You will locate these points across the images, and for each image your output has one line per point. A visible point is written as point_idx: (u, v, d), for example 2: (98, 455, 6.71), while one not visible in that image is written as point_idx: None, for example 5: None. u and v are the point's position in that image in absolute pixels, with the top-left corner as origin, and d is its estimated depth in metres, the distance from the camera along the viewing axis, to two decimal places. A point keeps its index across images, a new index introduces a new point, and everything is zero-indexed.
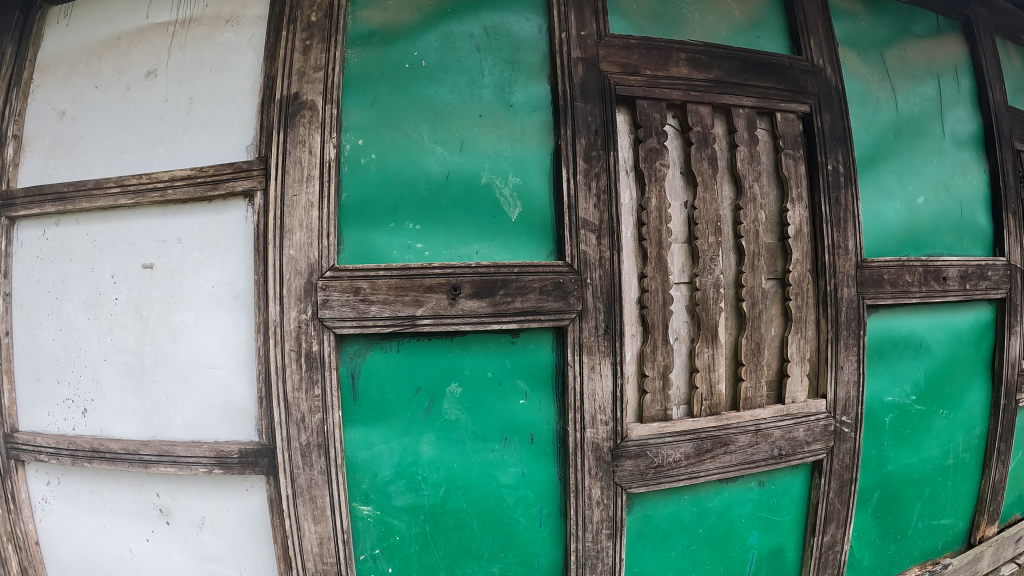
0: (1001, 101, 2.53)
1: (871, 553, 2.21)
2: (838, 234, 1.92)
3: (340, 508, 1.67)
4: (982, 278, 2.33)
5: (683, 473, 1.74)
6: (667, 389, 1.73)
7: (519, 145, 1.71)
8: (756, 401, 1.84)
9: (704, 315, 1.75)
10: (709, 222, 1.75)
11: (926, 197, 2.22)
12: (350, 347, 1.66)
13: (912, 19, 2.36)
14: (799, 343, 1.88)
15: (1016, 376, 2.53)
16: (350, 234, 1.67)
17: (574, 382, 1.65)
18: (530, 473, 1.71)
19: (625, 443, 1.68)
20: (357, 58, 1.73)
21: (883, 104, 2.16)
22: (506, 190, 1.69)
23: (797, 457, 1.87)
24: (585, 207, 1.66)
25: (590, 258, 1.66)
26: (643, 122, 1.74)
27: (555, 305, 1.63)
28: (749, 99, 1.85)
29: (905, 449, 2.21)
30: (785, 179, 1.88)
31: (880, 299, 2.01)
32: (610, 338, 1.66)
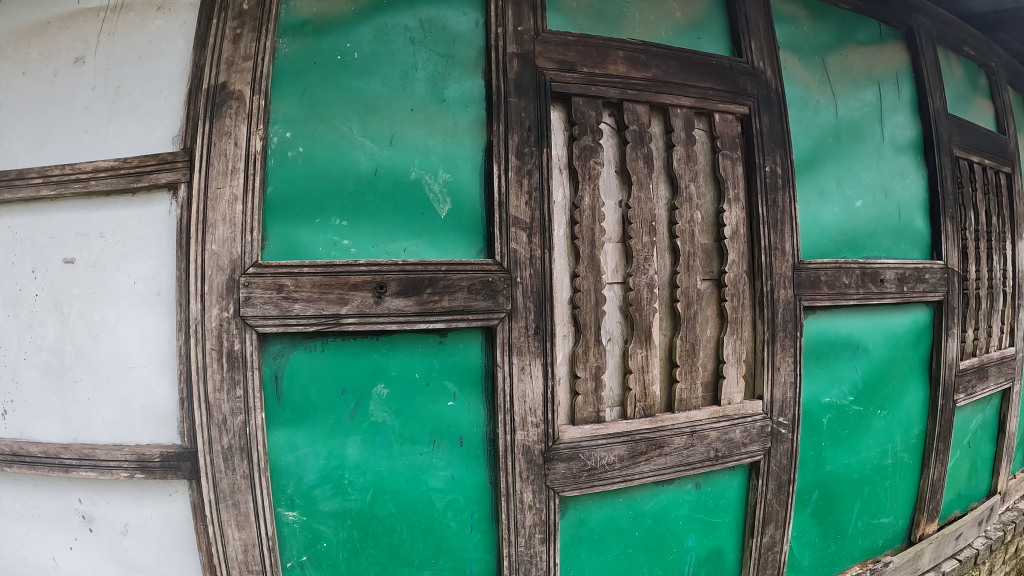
0: (941, 109, 2.57)
1: (811, 554, 2.21)
2: (774, 235, 1.91)
3: (263, 514, 1.60)
4: (918, 280, 2.36)
5: (617, 476, 1.70)
6: (600, 391, 1.70)
7: (450, 140, 1.66)
8: (692, 402, 1.81)
9: (637, 315, 1.72)
10: (643, 221, 1.73)
11: (863, 200, 2.24)
12: (273, 347, 1.60)
13: (854, 26, 2.38)
14: (735, 345, 1.87)
15: (953, 376, 2.58)
16: (274, 230, 1.61)
17: (503, 382, 1.60)
18: (460, 477, 1.67)
19: (556, 445, 1.64)
20: (289, 49, 1.67)
21: (823, 108, 2.17)
22: (436, 187, 1.64)
23: (734, 459, 1.86)
24: (515, 204, 1.62)
25: (520, 256, 1.61)
26: (578, 119, 1.70)
27: (484, 304, 1.59)
28: (688, 99, 1.83)
29: (843, 449, 2.22)
30: (721, 180, 1.87)
31: (817, 300, 2.02)
32: (541, 339, 1.63)
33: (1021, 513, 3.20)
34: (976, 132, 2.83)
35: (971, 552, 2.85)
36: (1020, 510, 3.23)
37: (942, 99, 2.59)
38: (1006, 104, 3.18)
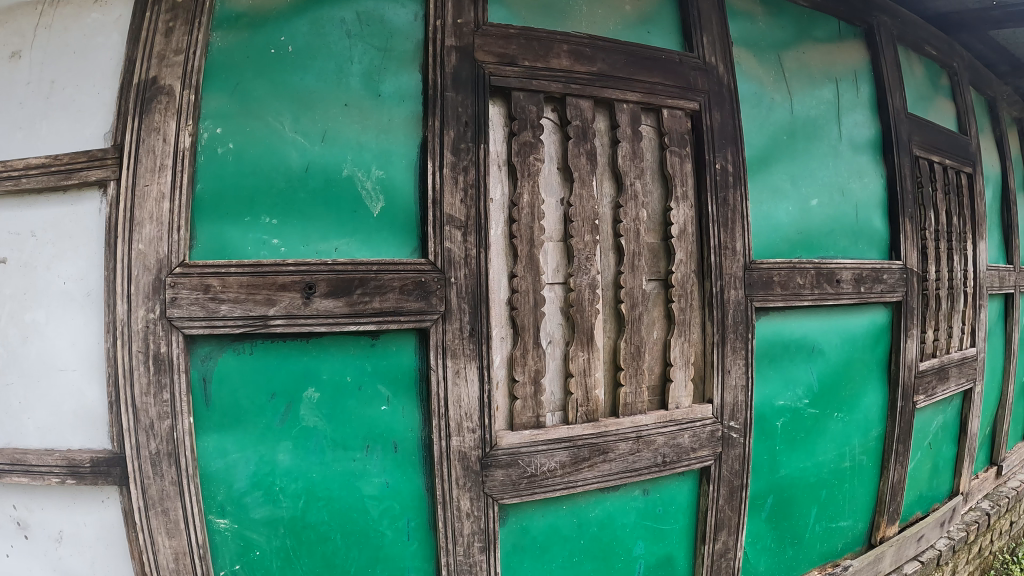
0: (901, 108, 2.55)
1: (767, 559, 2.17)
2: (723, 235, 1.88)
3: (192, 521, 1.54)
4: (877, 281, 2.34)
5: (560, 483, 1.66)
6: (539, 396, 1.67)
7: (384, 135, 1.61)
8: (637, 407, 1.79)
9: (578, 317, 1.69)
10: (585, 220, 1.70)
11: (818, 199, 2.22)
12: (201, 349, 1.53)
13: (812, 23, 2.35)
14: (682, 347, 1.83)
15: (913, 378, 2.57)
16: (203, 228, 1.54)
17: (438, 387, 1.55)
18: (394, 483, 1.61)
19: (494, 451, 1.60)
20: (222, 43, 1.59)
21: (778, 105, 2.14)
22: (369, 184, 1.58)
23: (682, 464, 1.83)
24: (450, 202, 1.58)
25: (454, 256, 1.57)
26: (517, 114, 1.66)
27: (416, 305, 1.54)
28: (634, 94, 1.79)
29: (799, 453, 2.20)
30: (669, 177, 1.83)
31: (770, 301, 1.98)
32: (476, 341, 1.59)
33: (983, 513, 3.19)
34: (935, 131, 2.83)
35: (933, 553, 2.82)
36: (982, 510, 3.23)
37: (901, 98, 2.58)
38: (967, 105, 3.19)
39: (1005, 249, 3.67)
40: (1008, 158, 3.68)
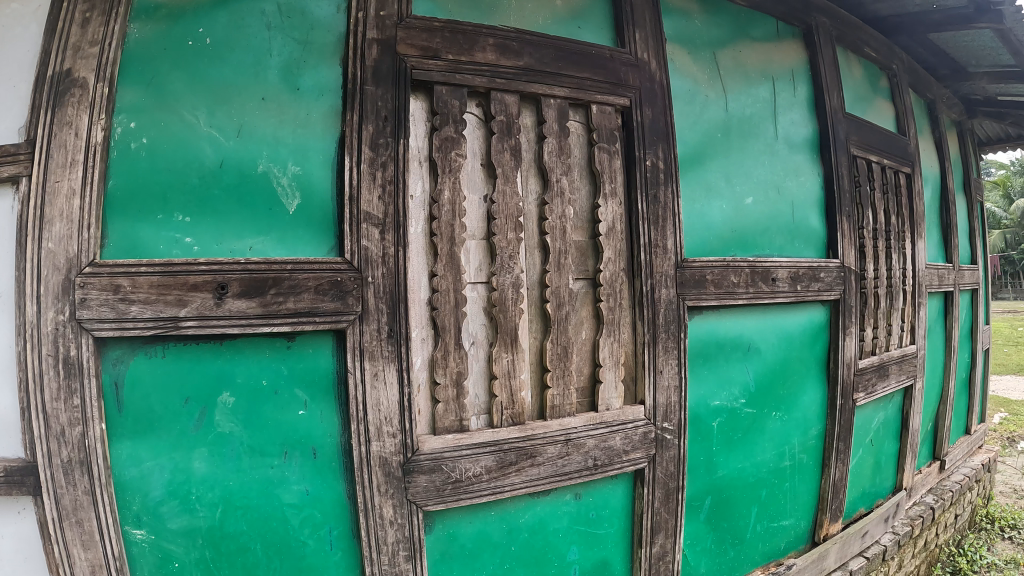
0: (837, 107, 2.72)
1: (708, 560, 2.16)
2: (653, 232, 1.95)
3: (107, 531, 1.46)
4: (811, 279, 2.49)
5: (486, 488, 1.64)
6: (461, 399, 1.66)
7: (301, 130, 1.56)
8: (565, 409, 1.80)
9: (501, 317, 1.71)
10: (508, 217, 1.72)
11: (754, 197, 2.35)
12: (113, 352, 1.47)
13: (749, 22, 2.42)
14: (611, 348, 1.87)
15: (852, 376, 2.68)
16: (115, 226, 1.47)
17: (356, 390, 1.53)
18: (315, 491, 1.55)
19: (417, 457, 1.57)
20: (141, 34, 1.52)
21: (711, 103, 2.23)
22: (284, 180, 1.54)
23: (615, 467, 1.85)
24: (367, 199, 1.55)
25: (371, 254, 1.55)
26: (439, 109, 1.65)
27: (332, 305, 1.51)
28: (562, 90, 1.81)
29: (735, 453, 2.23)
30: (597, 174, 1.88)
31: (703, 299, 2.07)
32: (395, 342, 1.57)
33: (928, 507, 3.22)
34: (870, 131, 2.97)
35: (879, 549, 2.81)
36: (926, 504, 3.26)
37: (838, 98, 2.74)
38: (905, 106, 3.30)
39: (944, 248, 3.75)
40: (946, 158, 3.76)
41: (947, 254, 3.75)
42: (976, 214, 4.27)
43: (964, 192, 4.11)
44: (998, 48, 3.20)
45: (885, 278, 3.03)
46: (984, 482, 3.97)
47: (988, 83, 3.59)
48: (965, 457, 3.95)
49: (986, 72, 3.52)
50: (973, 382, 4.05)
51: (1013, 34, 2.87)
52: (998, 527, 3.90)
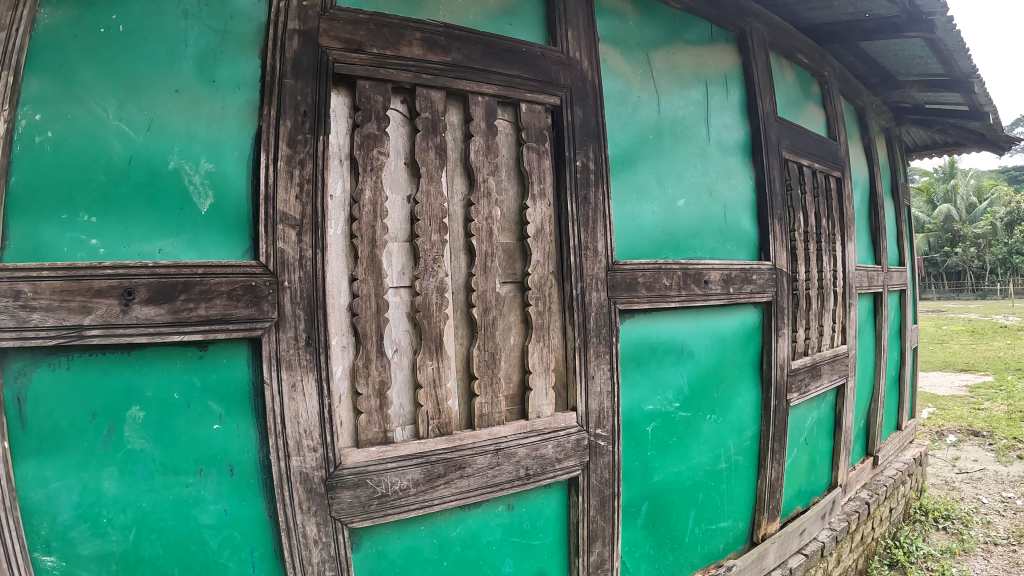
0: (770, 112, 2.78)
1: (647, 566, 2.14)
2: (584, 235, 1.96)
3: (9, 560, 1.26)
4: (744, 281, 2.54)
5: (414, 503, 1.55)
6: (385, 410, 1.59)
7: (214, 125, 1.42)
8: (495, 418, 1.77)
9: (425, 323, 1.65)
10: (432, 217, 1.67)
11: (686, 200, 2.40)
12: (13, 363, 1.27)
13: (684, 25, 2.46)
14: (540, 353, 1.88)
15: (785, 377, 2.74)
16: (17, 227, 1.28)
17: (274, 402, 1.40)
18: (235, 510, 1.40)
19: (339, 471, 1.47)
20: (54, 19, 1.33)
21: (644, 104, 2.26)
22: (197, 178, 1.39)
23: (549, 476, 1.82)
24: (284, 199, 1.44)
25: (288, 257, 1.44)
26: (362, 104, 1.58)
27: (246, 312, 1.38)
28: (491, 87, 1.80)
29: (671, 457, 2.24)
30: (525, 174, 1.89)
31: (635, 302, 2.09)
32: (314, 351, 1.46)
33: (863, 501, 3.30)
34: (801, 135, 3.04)
35: (817, 546, 2.87)
36: (861, 499, 3.33)
37: (770, 102, 2.80)
38: (837, 113, 3.41)
39: (874, 250, 3.88)
40: (876, 164, 3.90)
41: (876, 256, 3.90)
42: (904, 217, 4.46)
43: (892, 197, 4.27)
44: (926, 57, 3.30)
45: (816, 280, 3.11)
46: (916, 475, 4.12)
47: (916, 91, 3.71)
48: (896, 452, 4.08)
49: (915, 81, 3.64)
50: (901, 379, 4.20)
51: (941, 43, 2.93)
52: (932, 518, 4.00)
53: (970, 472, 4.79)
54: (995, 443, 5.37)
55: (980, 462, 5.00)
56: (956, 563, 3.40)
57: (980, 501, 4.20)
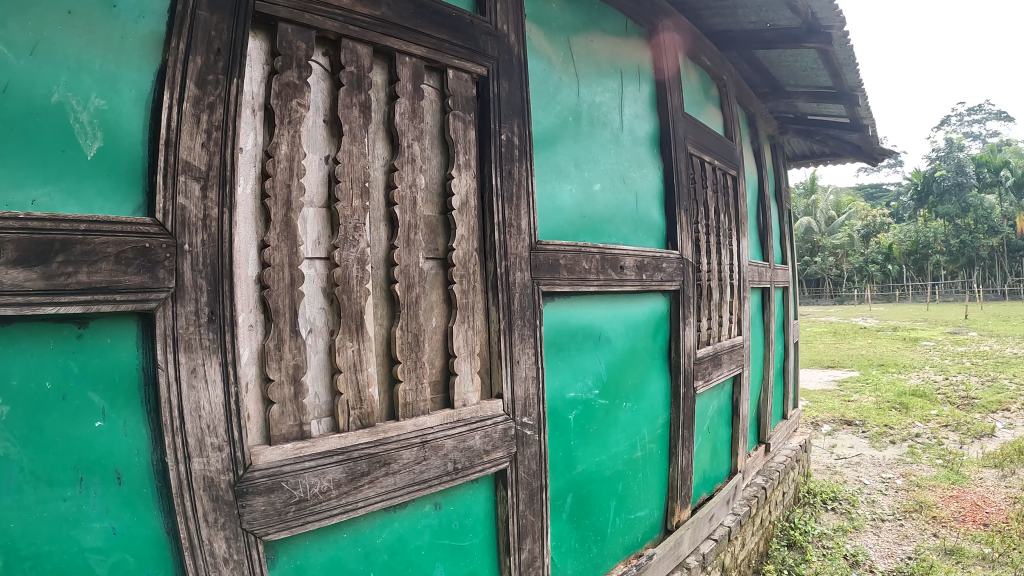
0: (678, 107, 2.82)
1: (573, 560, 2.10)
2: (508, 211, 1.86)
3: None
4: (656, 269, 2.55)
5: (337, 507, 1.36)
6: (300, 399, 1.38)
7: (112, 55, 1.10)
8: (419, 407, 1.62)
9: (344, 298, 1.47)
10: (355, 181, 1.50)
11: (601, 184, 2.35)
12: None
13: (601, 15, 2.39)
14: (465, 335, 1.75)
15: (691, 365, 2.80)
16: None
17: (171, 394, 1.13)
18: (127, 529, 1.09)
19: (251, 473, 1.23)
20: None
21: (565, 86, 2.19)
22: (84, 117, 1.06)
23: (476, 469, 1.70)
24: (188, 146, 1.16)
25: (190, 217, 1.17)
26: (282, 49, 1.36)
27: (138, 280, 1.09)
28: (419, 48, 1.64)
29: (592, 447, 2.20)
30: (451, 144, 1.75)
31: (556, 285, 2.02)
32: (218, 329, 1.20)
33: (760, 487, 3.49)
34: (703, 132, 3.11)
35: (725, 530, 2.97)
36: (758, 485, 3.52)
37: (678, 98, 2.84)
38: (733, 115, 3.54)
39: (761, 249, 4.14)
40: (763, 166, 4.13)
41: (763, 253, 4.15)
42: (784, 219, 4.78)
43: (776, 200, 4.62)
44: (817, 68, 3.51)
45: (716, 273, 3.21)
46: (804, 461, 4.41)
47: (803, 101, 3.96)
48: (784, 440, 4.35)
49: (803, 91, 3.87)
50: (784, 371, 4.51)
51: (834, 55, 3.12)
52: (821, 500, 4.28)
53: (849, 459, 5.24)
54: (868, 431, 5.96)
55: (857, 449, 5.51)
56: (848, 539, 3.66)
57: (862, 483, 4.62)
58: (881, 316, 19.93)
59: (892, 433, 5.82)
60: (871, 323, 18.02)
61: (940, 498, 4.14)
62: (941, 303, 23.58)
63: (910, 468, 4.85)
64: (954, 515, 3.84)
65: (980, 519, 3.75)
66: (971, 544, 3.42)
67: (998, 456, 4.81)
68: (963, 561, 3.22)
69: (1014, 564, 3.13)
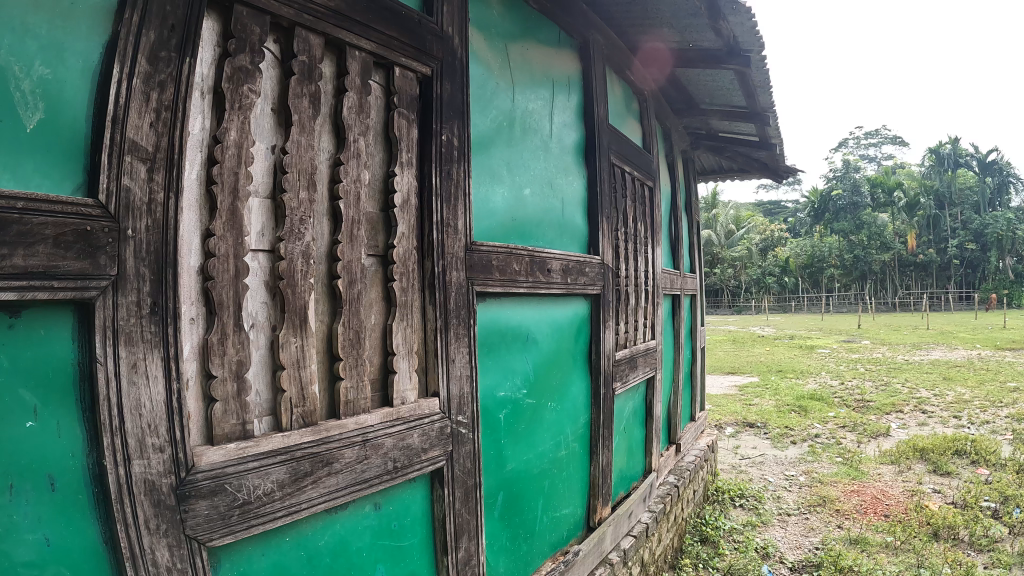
0: (603, 118, 2.91)
1: (505, 558, 2.12)
2: (446, 211, 1.85)
3: None
4: (579, 273, 2.61)
5: (280, 509, 1.31)
6: (243, 397, 1.32)
7: (59, 21, 1.01)
8: (360, 406, 1.58)
9: (289, 293, 1.41)
10: (302, 172, 1.45)
11: (531, 189, 2.38)
12: None
13: (538, 24, 2.43)
14: (404, 333, 1.73)
15: (610, 366, 2.89)
16: None
17: (110, 390, 1.05)
18: (62, 539, 1.00)
19: (193, 476, 1.16)
20: None
21: (502, 91, 2.21)
22: (24, 85, 0.97)
23: (415, 468, 1.68)
24: (136, 124, 1.09)
25: (135, 200, 1.09)
26: (237, 32, 1.30)
27: (78, 266, 1.00)
28: (369, 43, 1.60)
29: (521, 446, 2.23)
30: (394, 141, 1.72)
31: (489, 286, 2.02)
32: (161, 320, 1.13)
33: (672, 485, 3.65)
34: (625, 143, 3.22)
35: (643, 526, 3.09)
36: (671, 483, 3.68)
37: (603, 109, 2.92)
38: (651, 129, 3.69)
39: (673, 257, 4.32)
40: (675, 179, 4.33)
41: (674, 261, 4.34)
42: (694, 230, 5.01)
43: (686, 211, 4.84)
44: (731, 89, 3.72)
45: (633, 279, 3.33)
46: (710, 460, 4.66)
47: (716, 119, 4.19)
48: (692, 441, 4.57)
49: (717, 110, 4.10)
50: (692, 375, 4.73)
51: (750, 77, 3.32)
52: (731, 497, 4.52)
53: (753, 458, 5.57)
54: (769, 432, 6.36)
55: (761, 449, 5.86)
56: (759, 532, 3.90)
57: (767, 480, 4.92)
58: (775, 326, 21.33)
59: (792, 433, 6.24)
60: (764, 332, 19.22)
61: (841, 493, 4.48)
62: (825, 314, 25.53)
63: (812, 466, 5.22)
64: (857, 508, 4.18)
65: (880, 511, 4.09)
66: (874, 534, 3.72)
67: (893, 453, 5.28)
68: (867, 549, 3.50)
69: (913, 550, 3.44)
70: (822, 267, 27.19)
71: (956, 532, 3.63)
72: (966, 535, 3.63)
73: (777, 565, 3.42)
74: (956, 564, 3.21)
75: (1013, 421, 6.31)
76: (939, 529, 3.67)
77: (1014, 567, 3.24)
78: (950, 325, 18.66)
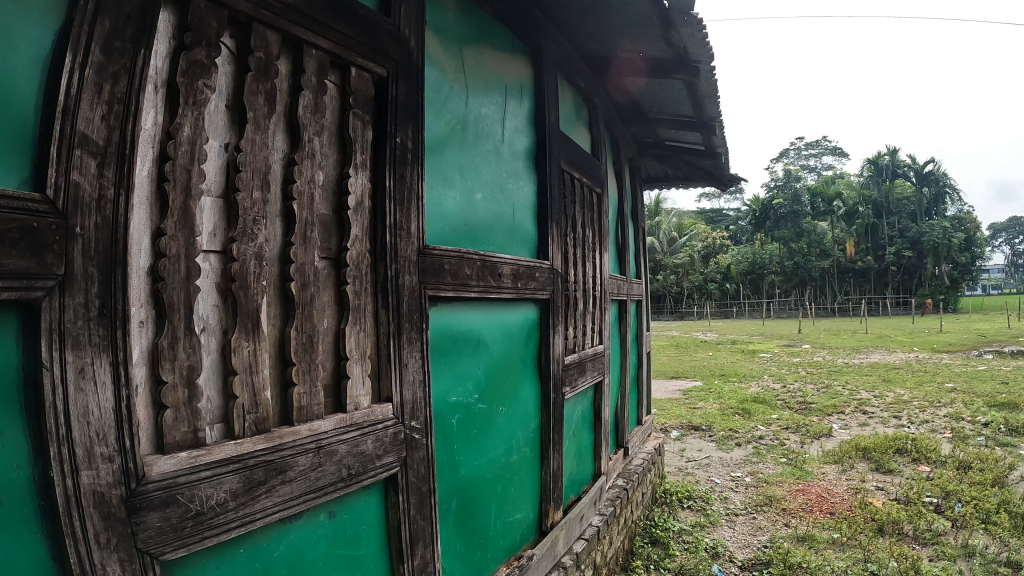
0: (553, 124, 2.93)
1: (460, 564, 2.10)
2: (399, 214, 1.82)
3: None
4: (530, 278, 2.62)
5: (234, 520, 1.26)
6: (194, 403, 1.26)
7: (10, 5, 0.95)
8: (313, 411, 1.53)
9: (241, 295, 1.36)
10: (256, 171, 1.40)
11: (482, 194, 2.37)
12: None
13: (493, 29, 2.43)
14: (358, 337, 1.69)
15: (559, 370, 2.91)
16: None
17: (55, 398, 0.98)
18: (7, 558, 0.94)
19: (145, 487, 1.10)
20: None
21: (455, 95, 2.20)
22: None
23: (369, 475, 1.64)
24: (87, 116, 1.03)
25: (84, 196, 1.03)
26: (194, 25, 1.25)
27: (23, 265, 0.94)
28: (326, 41, 1.56)
29: (474, 451, 2.21)
30: (349, 142, 1.68)
31: (441, 290, 2.00)
32: (111, 322, 1.07)
33: (622, 488, 3.71)
34: (574, 150, 3.26)
35: (594, 529, 3.13)
36: (620, 486, 3.74)
37: (554, 116, 2.94)
38: (600, 136, 3.74)
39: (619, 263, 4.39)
40: (622, 187, 4.41)
41: (621, 267, 4.41)
42: (640, 236, 5.11)
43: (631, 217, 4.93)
44: (679, 99, 3.82)
45: (581, 285, 3.37)
46: (657, 463, 4.76)
47: (663, 127, 4.28)
48: (639, 443, 4.66)
49: (663, 119, 4.19)
50: (637, 379, 4.81)
51: (699, 87, 3.41)
52: (678, 498, 4.62)
53: (699, 460, 5.71)
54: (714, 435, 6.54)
55: (706, 451, 6.02)
56: (707, 532, 4.00)
57: (713, 482, 5.05)
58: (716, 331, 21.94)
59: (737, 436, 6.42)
60: (705, 337, 19.76)
61: (787, 492, 4.64)
62: (763, 319, 26.42)
63: (756, 467, 5.38)
64: (801, 506, 4.33)
65: (825, 509, 4.25)
66: (821, 531, 3.87)
67: (837, 454, 5.50)
68: (815, 547, 3.63)
69: (860, 546, 3.59)
70: (760, 273, 28.22)
71: (900, 527, 3.82)
72: (909, 529, 3.82)
73: (727, 565, 3.51)
74: (902, 556, 3.36)
75: (949, 421, 6.66)
76: (884, 525, 3.85)
77: (957, 558, 3.42)
78: (882, 330, 19.66)
